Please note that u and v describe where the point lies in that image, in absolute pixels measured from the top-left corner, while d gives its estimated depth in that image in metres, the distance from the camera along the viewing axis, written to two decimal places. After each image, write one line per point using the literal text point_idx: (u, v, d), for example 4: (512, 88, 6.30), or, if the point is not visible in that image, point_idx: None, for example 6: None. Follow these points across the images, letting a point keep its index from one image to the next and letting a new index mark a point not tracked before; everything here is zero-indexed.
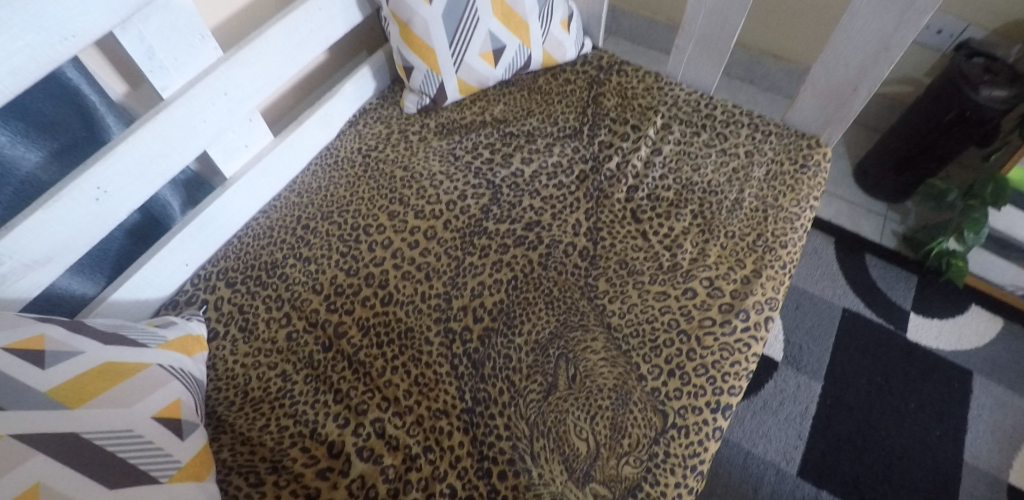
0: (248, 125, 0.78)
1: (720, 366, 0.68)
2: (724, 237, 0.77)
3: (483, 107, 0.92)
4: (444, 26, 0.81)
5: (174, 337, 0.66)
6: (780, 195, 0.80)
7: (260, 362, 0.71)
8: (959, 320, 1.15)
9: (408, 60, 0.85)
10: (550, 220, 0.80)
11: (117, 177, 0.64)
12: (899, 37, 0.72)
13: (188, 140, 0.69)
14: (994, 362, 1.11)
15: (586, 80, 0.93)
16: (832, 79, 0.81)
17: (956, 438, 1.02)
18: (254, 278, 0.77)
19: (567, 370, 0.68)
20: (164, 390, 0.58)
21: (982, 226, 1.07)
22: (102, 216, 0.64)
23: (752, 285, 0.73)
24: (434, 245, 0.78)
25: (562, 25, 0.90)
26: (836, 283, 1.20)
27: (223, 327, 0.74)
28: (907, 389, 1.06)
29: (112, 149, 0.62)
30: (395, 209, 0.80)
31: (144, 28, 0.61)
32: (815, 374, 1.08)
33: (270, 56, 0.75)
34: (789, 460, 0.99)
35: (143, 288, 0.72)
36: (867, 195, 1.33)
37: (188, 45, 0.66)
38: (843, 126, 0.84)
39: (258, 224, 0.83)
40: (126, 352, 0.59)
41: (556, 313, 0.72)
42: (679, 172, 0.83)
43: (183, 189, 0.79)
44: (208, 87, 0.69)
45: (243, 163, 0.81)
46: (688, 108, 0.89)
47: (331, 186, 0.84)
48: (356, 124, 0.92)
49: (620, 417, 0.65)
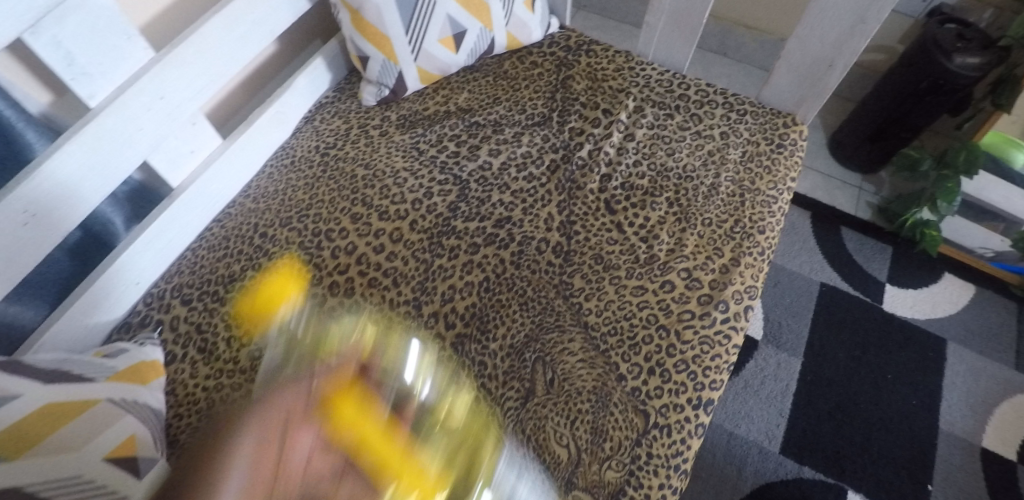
0: (192, 129, 0.73)
1: (701, 361, 0.66)
2: (701, 225, 0.75)
3: (447, 96, 0.87)
4: (399, 12, 0.75)
5: (124, 367, 0.63)
6: (757, 178, 0.78)
7: (223, 383, 0.69)
8: (932, 288, 1.16)
9: (363, 50, 0.79)
10: (521, 215, 0.76)
11: (48, 200, 0.58)
12: (875, 10, 0.69)
13: (124, 151, 0.64)
14: (966, 328, 1.12)
15: (555, 62, 0.89)
16: (806, 55, 0.78)
17: (932, 406, 1.04)
18: (211, 293, 0.73)
19: (544, 375, 0.66)
20: (118, 427, 0.56)
21: (955, 195, 1.07)
22: (33, 240, 0.58)
23: (730, 274, 0.71)
24: (400, 248, 0.74)
25: (526, 5, 0.85)
26: (813, 258, 1.19)
27: (180, 349, 0.70)
28: (884, 361, 1.08)
29: (37, 168, 0.56)
30: (358, 212, 0.76)
31: (60, 31, 0.55)
32: (795, 350, 1.08)
33: (209, 52, 0.69)
34: (771, 438, 1.00)
35: (91, 312, 0.67)
36: (842, 167, 1.32)
37: (114, 46, 0.60)
38: (818, 102, 0.82)
39: (212, 235, 0.78)
40: (73, 389, 0.57)
41: (531, 315, 0.70)
42: (653, 158, 0.80)
43: (127, 203, 0.74)
44: (140, 92, 0.63)
45: (191, 170, 0.76)
46: (660, 89, 0.86)
47: (288, 190, 0.79)
48: (313, 120, 0.87)
49: (601, 421, 0.63)
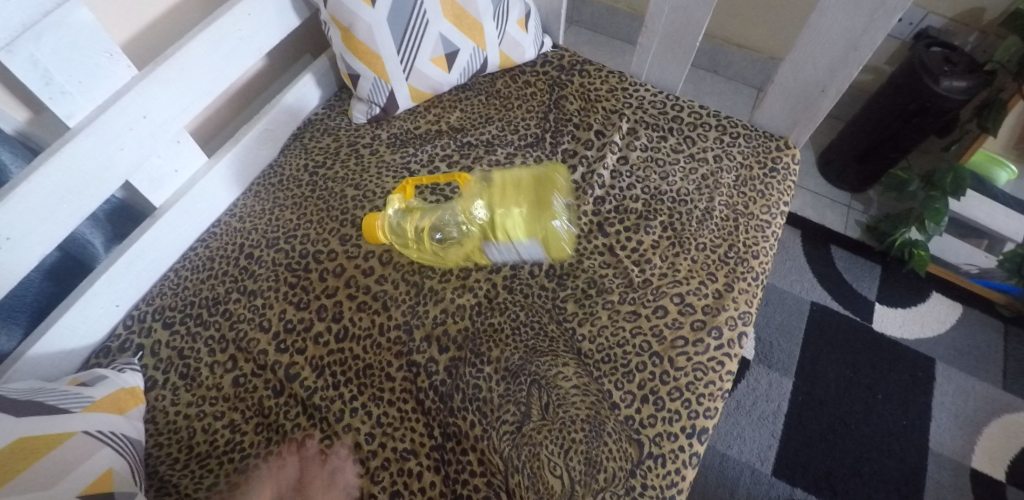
0: (176, 148, 0.71)
1: (695, 388, 0.65)
2: (695, 249, 0.75)
3: (438, 114, 0.86)
4: (391, 31, 0.74)
5: (103, 396, 0.60)
6: (750, 202, 0.78)
7: (205, 411, 0.66)
8: (921, 308, 1.17)
9: (353, 68, 0.78)
10: (514, 238, 0.75)
11: (21, 221, 0.55)
12: (868, 38, 0.70)
13: (106, 172, 0.61)
14: (954, 348, 1.13)
15: (548, 81, 0.88)
16: (799, 79, 0.79)
17: (922, 426, 1.04)
18: (193, 316, 0.71)
19: (540, 399, 0.65)
20: (93, 461, 0.54)
21: (943, 215, 1.08)
22: (5, 265, 0.56)
23: (724, 300, 0.70)
24: (390, 271, 0.73)
25: (520, 24, 0.84)
26: (804, 277, 1.20)
27: (161, 375, 0.67)
28: (874, 381, 1.08)
29: (11, 190, 0.53)
30: (347, 234, 0.75)
31: (37, 49, 0.52)
32: (786, 370, 1.08)
33: (191, 70, 0.66)
34: (763, 460, 0.99)
35: (66, 338, 0.64)
36: (831, 185, 1.33)
37: (94, 64, 0.57)
38: (811, 126, 0.82)
39: (196, 255, 0.75)
40: (45, 422, 0.54)
41: (524, 340, 0.69)
42: (647, 181, 0.80)
43: (108, 223, 0.72)
44: (122, 112, 0.60)
45: (176, 189, 0.73)
46: (654, 110, 0.84)
47: (276, 209, 0.78)
48: (302, 137, 0.85)
49: (595, 451, 0.61)
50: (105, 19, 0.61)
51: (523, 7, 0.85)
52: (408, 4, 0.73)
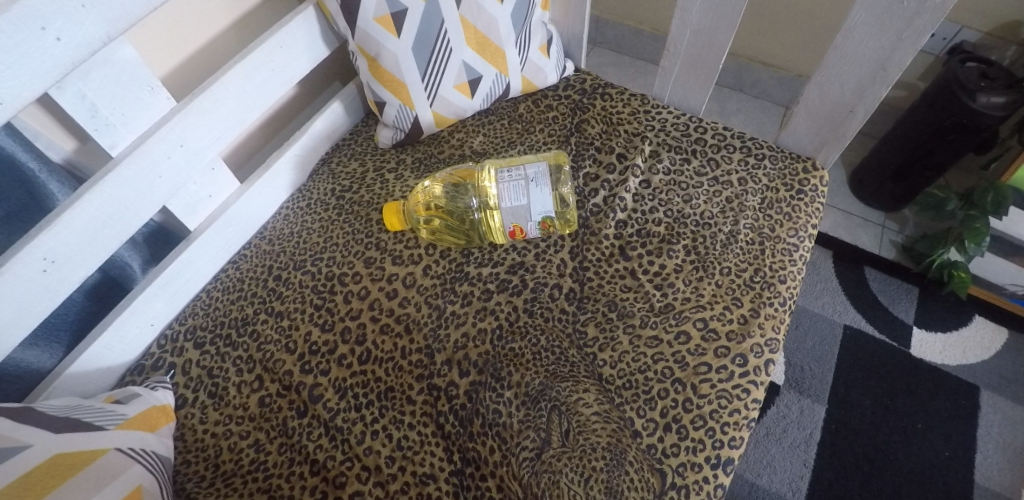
0: (211, 174, 0.73)
1: (719, 416, 0.63)
2: (718, 274, 0.74)
3: (461, 139, 0.87)
4: (415, 60, 0.76)
5: (136, 413, 0.62)
6: (777, 224, 0.76)
7: (232, 430, 0.68)
8: (962, 333, 1.12)
9: (380, 95, 0.80)
10: (534, 260, 0.76)
11: (66, 245, 0.58)
12: (896, 58, 0.68)
13: (145, 198, 0.64)
14: (999, 375, 1.07)
15: (569, 105, 0.88)
16: (825, 101, 0.77)
17: (966, 459, 0.99)
18: (223, 337, 0.73)
19: (560, 425, 0.64)
20: (124, 477, 0.56)
21: (984, 236, 1.03)
22: (52, 287, 0.58)
23: (750, 326, 0.69)
24: (413, 294, 0.74)
25: (541, 50, 0.85)
26: (837, 299, 1.16)
27: (191, 393, 0.69)
28: (913, 409, 1.03)
29: (55, 218, 0.56)
30: (371, 256, 0.76)
31: (84, 85, 0.56)
32: (818, 396, 1.04)
33: (225, 101, 0.68)
34: (794, 490, 0.96)
35: (104, 356, 0.67)
36: (865, 205, 1.30)
37: (136, 98, 0.60)
38: (839, 146, 0.80)
39: (226, 277, 0.78)
40: (81, 438, 0.56)
41: (545, 364, 0.68)
42: (669, 204, 0.79)
43: (146, 246, 0.75)
44: (161, 143, 0.63)
45: (208, 213, 0.76)
46: (677, 132, 0.84)
47: (304, 232, 0.80)
48: (330, 162, 0.88)
49: (614, 481, 0.60)
50: (145, 53, 0.64)
51: (544, 32, 0.86)
52: (433, 33, 0.74)
